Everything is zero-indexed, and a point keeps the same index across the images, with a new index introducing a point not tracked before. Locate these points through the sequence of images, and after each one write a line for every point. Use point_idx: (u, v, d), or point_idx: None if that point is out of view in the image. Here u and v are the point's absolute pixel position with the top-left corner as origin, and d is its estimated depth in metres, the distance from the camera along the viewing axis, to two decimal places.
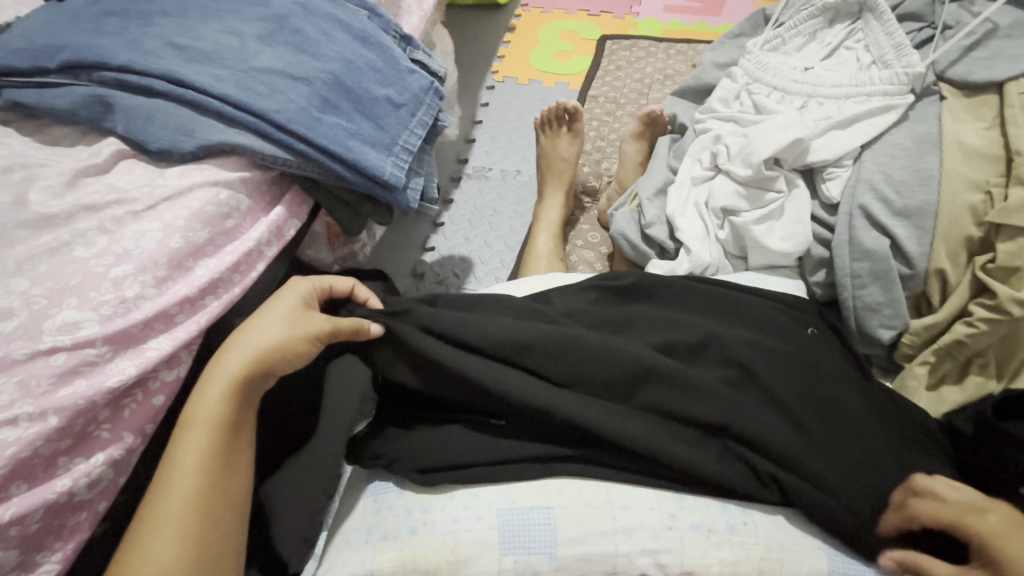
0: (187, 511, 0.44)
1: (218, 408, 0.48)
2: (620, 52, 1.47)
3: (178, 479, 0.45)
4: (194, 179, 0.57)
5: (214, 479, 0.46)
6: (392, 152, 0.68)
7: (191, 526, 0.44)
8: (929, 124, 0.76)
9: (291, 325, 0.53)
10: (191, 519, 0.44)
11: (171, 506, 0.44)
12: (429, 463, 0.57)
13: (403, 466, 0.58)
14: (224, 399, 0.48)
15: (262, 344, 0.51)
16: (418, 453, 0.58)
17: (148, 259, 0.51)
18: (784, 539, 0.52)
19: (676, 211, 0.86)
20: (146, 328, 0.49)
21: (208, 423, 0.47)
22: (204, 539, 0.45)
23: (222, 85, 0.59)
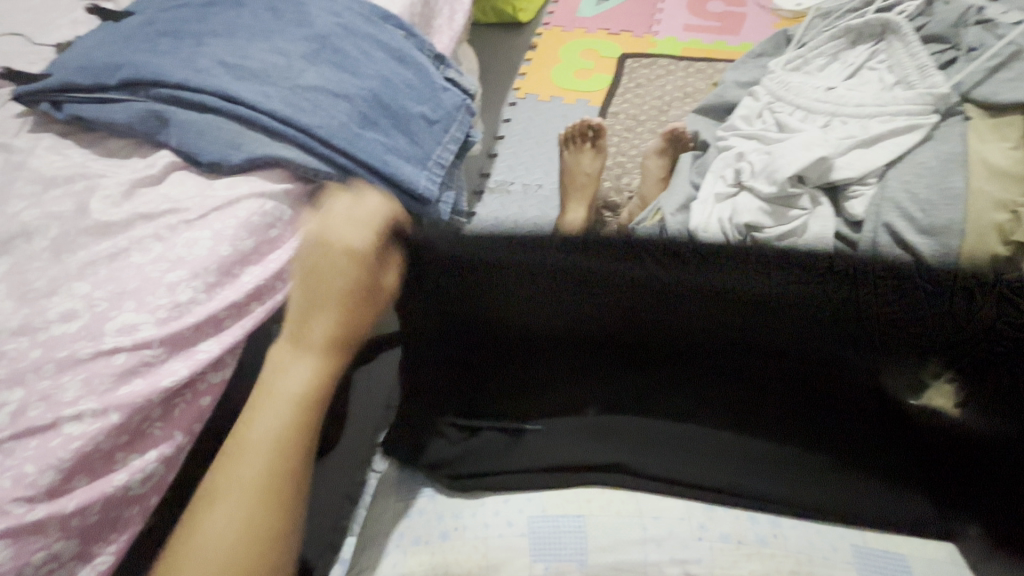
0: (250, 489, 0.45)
1: (302, 384, 0.49)
2: (640, 70, 1.50)
3: (254, 450, 0.46)
4: (241, 190, 0.60)
5: (288, 457, 0.47)
6: (426, 166, 0.71)
7: (263, 497, 0.45)
8: (954, 144, 0.77)
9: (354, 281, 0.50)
10: (262, 492, 0.45)
11: (245, 474, 0.46)
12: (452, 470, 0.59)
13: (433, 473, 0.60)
14: (309, 374, 0.49)
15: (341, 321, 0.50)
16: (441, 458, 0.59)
17: (199, 266, 0.53)
18: (816, 552, 0.51)
19: (699, 226, 0.87)
20: (198, 331, 0.51)
21: (290, 401, 0.48)
22: (275, 511, 0.45)
23: (270, 102, 0.62)
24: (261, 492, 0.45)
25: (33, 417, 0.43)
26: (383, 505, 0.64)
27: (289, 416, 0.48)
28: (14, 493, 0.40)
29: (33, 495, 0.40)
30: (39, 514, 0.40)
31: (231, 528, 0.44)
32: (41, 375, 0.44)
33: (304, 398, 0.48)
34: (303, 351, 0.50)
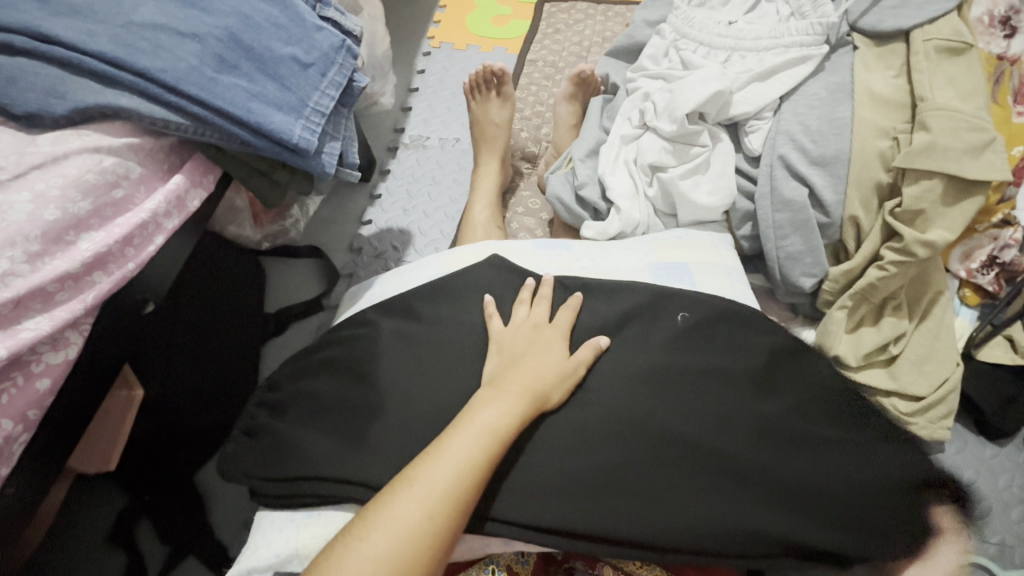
0: (450, 491, 0.49)
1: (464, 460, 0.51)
2: (558, 15, 1.44)
3: (391, 522, 0.47)
4: (71, 145, 0.53)
5: (427, 521, 0.48)
6: (302, 114, 0.65)
7: (415, 553, 0.46)
8: (843, 75, 0.78)
9: (492, 418, 0.54)
10: (411, 544, 0.46)
11: (366, 542, 0.46)
12: (275, 478, 0.60)
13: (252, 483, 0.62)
14: (468, 454, 0.51)
15: (487, 430, 0.53)
16: (251, 477, 0.62)
17: (16, 232, 0.46)
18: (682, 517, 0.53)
19: (606, 170, 0.86)
20: (19, 307, 0.45)
21: (432, 490, 0.49)
22: (402, 563, 0.46)
23: (96, 41, 0.54)
24: (441, 525, 0.48)
25: None
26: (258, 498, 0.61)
27: (433, 503, 0.48)
28: None
29: None
30: None
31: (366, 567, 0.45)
32: None
33: (449, 491, 0.49)
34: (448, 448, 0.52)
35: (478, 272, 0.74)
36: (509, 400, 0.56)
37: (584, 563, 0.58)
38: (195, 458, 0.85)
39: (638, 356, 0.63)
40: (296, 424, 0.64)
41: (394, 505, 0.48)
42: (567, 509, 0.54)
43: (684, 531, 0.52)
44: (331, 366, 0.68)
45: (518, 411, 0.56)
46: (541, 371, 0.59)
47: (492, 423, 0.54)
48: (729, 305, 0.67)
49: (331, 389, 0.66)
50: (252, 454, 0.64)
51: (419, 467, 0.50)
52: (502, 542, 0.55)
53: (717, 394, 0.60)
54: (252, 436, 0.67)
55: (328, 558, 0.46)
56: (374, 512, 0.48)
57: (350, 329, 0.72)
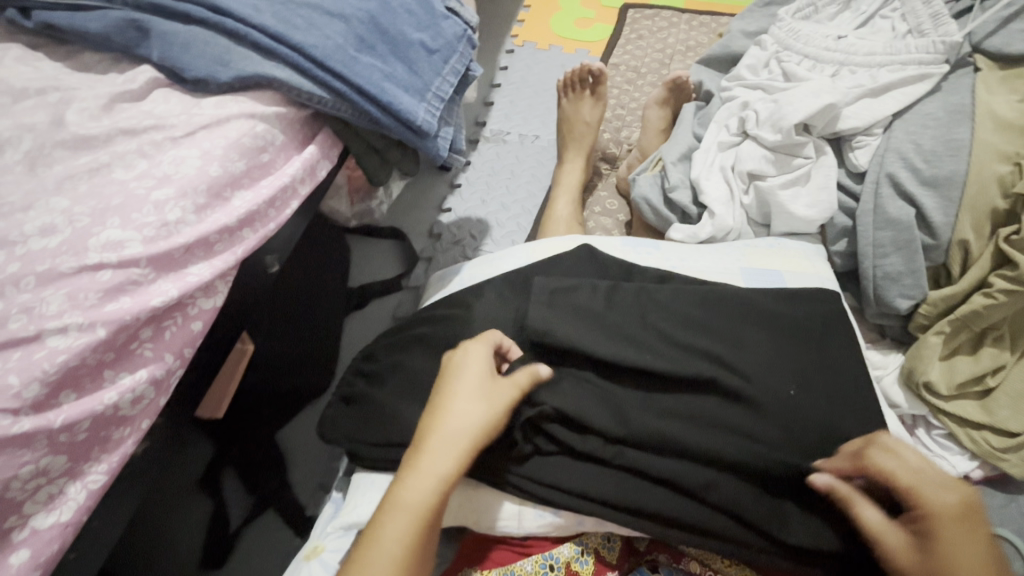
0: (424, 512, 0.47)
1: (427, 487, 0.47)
2: (642, 21, 1.45)
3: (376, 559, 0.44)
4: (231, 110, 0.57)
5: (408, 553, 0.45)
6: (425, 98, 0.68)
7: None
8: (963, 95, 0.76)
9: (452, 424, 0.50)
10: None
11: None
12: (374, 443, 0.62)
13: (351, 445, 0.64)
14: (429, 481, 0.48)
15: (457, 438, 0.49)
16: (351, 439, 0.64)
17: (188, 185, 0.50)
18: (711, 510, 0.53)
19: (701, 174, 0.86)
20: (187, 253, 0.49)
21: (410, 514, 0.46)
22: None
23: (260, 16, 0.58)
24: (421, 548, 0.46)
25: (13, 330, 0.40)
26: (357, 460, 0.64)
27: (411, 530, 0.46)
28: None
29: (18, 408, 0.38)
30: (25, 426, 0.38)
31: None
32: (20, 289, 0.42)
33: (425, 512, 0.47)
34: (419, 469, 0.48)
35: (566, 262, 0.74)
36: (493, 397, 0.52)
37: (668, 557, 0.57)
38: (278, 417, 0.89)
39: (699, 331, 0.60)
40: (395, 394, 0.65)
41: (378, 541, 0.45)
42: (624, 487, 0.54)
43: (714, 522, 0.53)
44: (426, 341, 0.68)
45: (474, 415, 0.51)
46: (487, 378, 0.53)
47: (477, 421, 0.50)
48: (830, 315, 0.65)
49: (426, 365, 0.66)
50: (351, 418, 0.67)
51: (397, 489, 0.48)
52: (580, 519, 0.56)
53: (785, 376, 0.57)
54: (350, 401, 0.69)
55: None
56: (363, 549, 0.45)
57: (444, 308, 0.72)
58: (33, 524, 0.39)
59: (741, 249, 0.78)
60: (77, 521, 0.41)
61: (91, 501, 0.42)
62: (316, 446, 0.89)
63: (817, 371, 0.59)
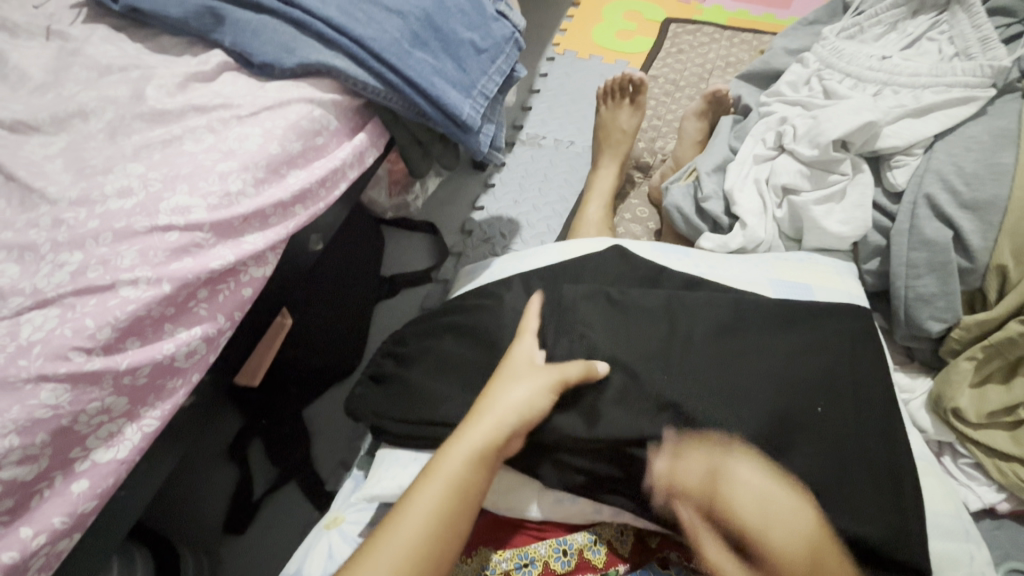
0: (460, 484, 0.50)
1: (460, 461, 0.51)
2: (683, 35, 1.46)
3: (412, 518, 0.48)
4: (292, 94, 0.60)
5: (442, 525, 0.48)
6: (471, 95, 0.70)
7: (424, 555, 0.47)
8: (1008, 121, 0.75)
9: (506, 399, 0.55)
10: (426, 550, 0.47)
11: (399, 539, 0.47)
12: (397, 421, 0.65)
13: (374, 420, 0.68)
14: (468, 460, 0.51)
15: (519, 407, 0.55)
16: (376, 415, 0.67)
17: (250, 160, 0.54)
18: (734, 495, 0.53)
19: (735, 186, 0.87)
20: (245, 223, 0.52)
21: (448, 483, 0.50)
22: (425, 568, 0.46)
23: (325, 8, 0.62)
24: (452, 514, 0.49)
25: (91, 278, 0.44)
26: (382, 434, 0.67)
27: (443, 496, 0.50)
28: (72, 342, 0.41)
29: (91, 348, 0.42)
30: (96, 365, 0.42)
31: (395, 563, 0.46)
32: (99, 242, 0.46)
33: (461, 479, 0.51)
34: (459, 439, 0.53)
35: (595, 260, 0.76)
36: (540, 380, 0.57)
37: (679, 554, 0.56)
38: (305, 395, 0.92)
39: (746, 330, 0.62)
40: (424, 374, 0.68)
41: (414, 498, 0.50)
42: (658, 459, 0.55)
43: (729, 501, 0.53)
44: (455, 329, 0.70)
45: (545, 392, 0.56)
46: (532, 365, 0.59)
47: (520, 404, 0.55)
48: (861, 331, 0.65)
49: (456, 351, 0.68)
50: (379, 394, 0.70)
51: (439, 457, 0.52)
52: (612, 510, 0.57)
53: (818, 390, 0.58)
54: (381, 378, 0.72)
55: (368, 550, 0.47)
56: (411, 503, 0.49)
57: (476, 299, 0.74)
58: (93, 457, 0.42)
59: (771, 259, 0.77)
60: (130, 460, 0.44)
61: (143, 444, 0.45)
62: (342, 424, 0.92)
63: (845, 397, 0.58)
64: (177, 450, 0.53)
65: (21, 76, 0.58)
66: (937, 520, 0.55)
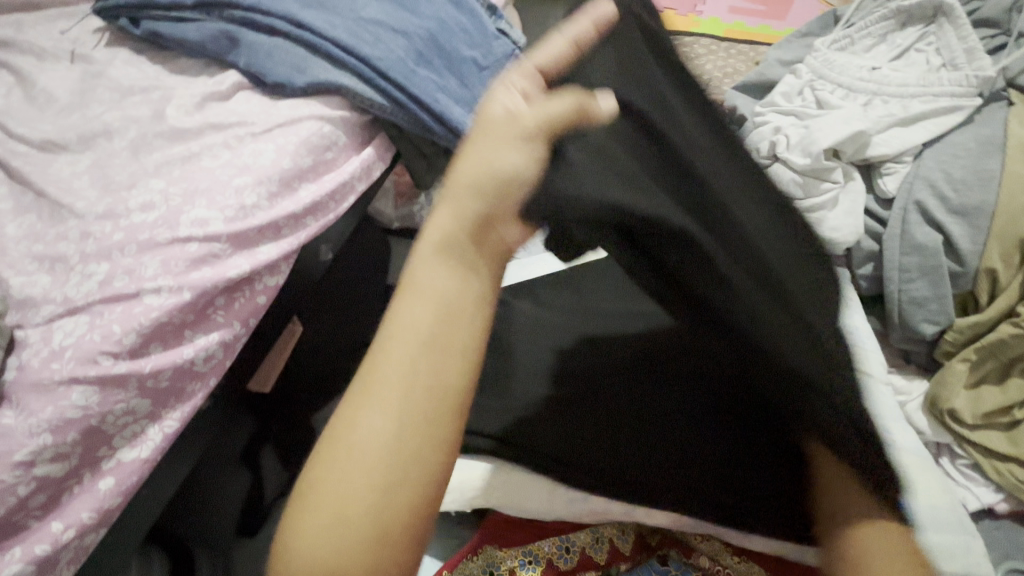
0: (437, 363, 0.28)
1: (421, 323, 0.29)
2: (681, 47, 1.50)
3: (365, 416, 0.27)
4: (303, 111, 0.63)
5: (419, 393, 0.28)
6: (473, 109, 0.74)
7: (410, 402, 0.28)
8: (994, 128, 0.77)
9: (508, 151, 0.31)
10: (400, 463, 0.27)
11: (354, 450, 0.27)
12: None
13: None
14: (448, 263, 0.30)
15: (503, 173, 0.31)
16: None
17: (264, 174, 0.57)
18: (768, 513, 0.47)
19: None
20: (260, 234, 0.55)
21: (420, 342, 0.28)
22: (403, 471, 0.27)
23: (335, 30, 0.65)
24: (435, 421, 0.28)
25: (117, 287, 0.47)
26: None
27: (410, 390, 0.28)
28: (101, 346, 0.44)
29: (118, 352, 0.45)
30: (122, 368, 0.44)
31: (357, 471, 0.26)
32: (124, 253, 0.49)
33: (438, 332, 0.29)
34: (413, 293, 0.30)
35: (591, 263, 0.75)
36: (525, 133, 0.32)
37: (679, 552, 0.57)
38: (315, 402, 0.94)
39: None
40: None
41: (355, 415, 0.27)
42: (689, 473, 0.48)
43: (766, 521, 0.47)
44: None
45: (540, 148, 0.32)
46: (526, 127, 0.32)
47: (515, 163, 0.31)
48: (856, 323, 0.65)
49: None
50: None
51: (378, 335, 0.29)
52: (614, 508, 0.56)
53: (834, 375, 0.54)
54: None
55: (311, 471, 0.27)
56: (359, 388, 0.28)
57: None
58: (119, 456, 0.45)
59: None
60: (153, 459, 0.46)
61: (164, 443, 0.47)
62: None
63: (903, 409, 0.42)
64: (194, 451, 0.56)
65: (49, 97, 0.62)
66: (934, 514, 0.56)
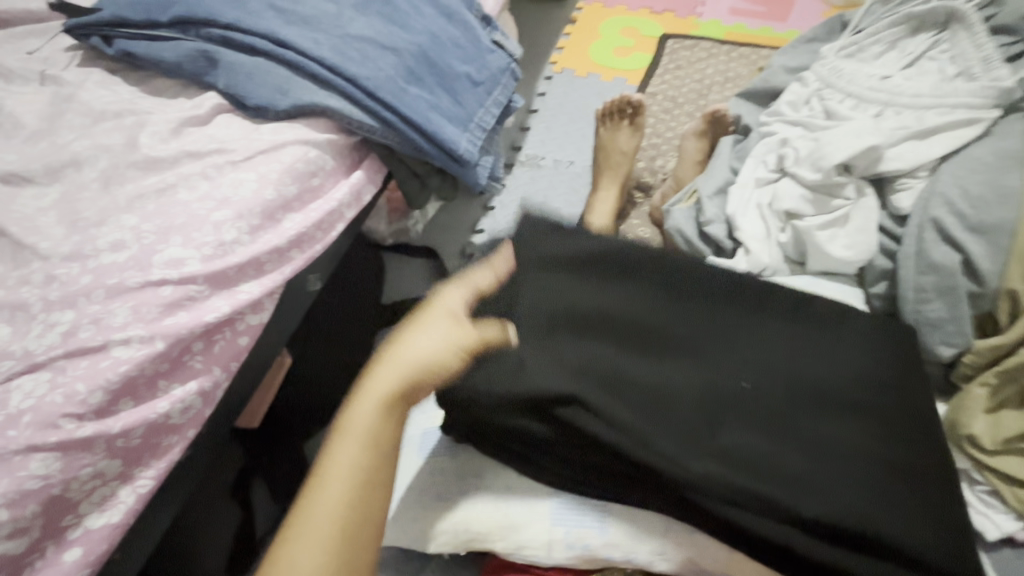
0: (353, 498, 0.42)
1: (351, 471, 0.43)
2: (681, 51, 1.46)
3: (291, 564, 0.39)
4: (286, 136, 0.60)
5: (339, 533, 0.41)
6: (467, 128, 0.70)
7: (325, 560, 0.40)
8: (1013, 141, 0.74)
9: (432, 348, 0.47)
10: None
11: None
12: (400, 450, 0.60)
13: None
14: (372, 418, 0.45)
15: (419, 364, 0.46)
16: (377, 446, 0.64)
17: (245, 207, 0.53)
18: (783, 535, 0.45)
19: (737, 211, 0.86)
20: (240, 272, 0.51)
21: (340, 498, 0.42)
22: None
23: (319, 49, 0.62)
24: (346, 551, 0.40)
25: (83, 339, 0.43)
26: None
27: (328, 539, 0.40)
28: (63, 409, 0.41)
29: (82, 413, 0.41)
30: (88, 431, 0.41)
31: None
32: (91, 300, 0.45)
33: (361, 478, 0.43)
34: (345, 439, 0.44)
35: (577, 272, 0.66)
36: (443, 332, 0.48)
37: None
38: (309, 428, 0.91)
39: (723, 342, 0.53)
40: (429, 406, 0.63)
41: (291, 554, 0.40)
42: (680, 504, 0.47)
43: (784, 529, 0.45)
44: None
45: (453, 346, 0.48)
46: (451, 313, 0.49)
47: (424, 356, 0.47)
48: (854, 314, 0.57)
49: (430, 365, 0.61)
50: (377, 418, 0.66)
51: (313, 485, 0.43)
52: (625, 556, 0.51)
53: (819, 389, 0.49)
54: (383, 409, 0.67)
55: None
56: (290, 532, 0.41)
57: None
58: (86, 524, 0.41)
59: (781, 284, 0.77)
60: (125, 524, 0.43)
61: (138, 505, 0.44)
62: None
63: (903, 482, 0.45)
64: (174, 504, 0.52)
65: (15, 124, 0.58)
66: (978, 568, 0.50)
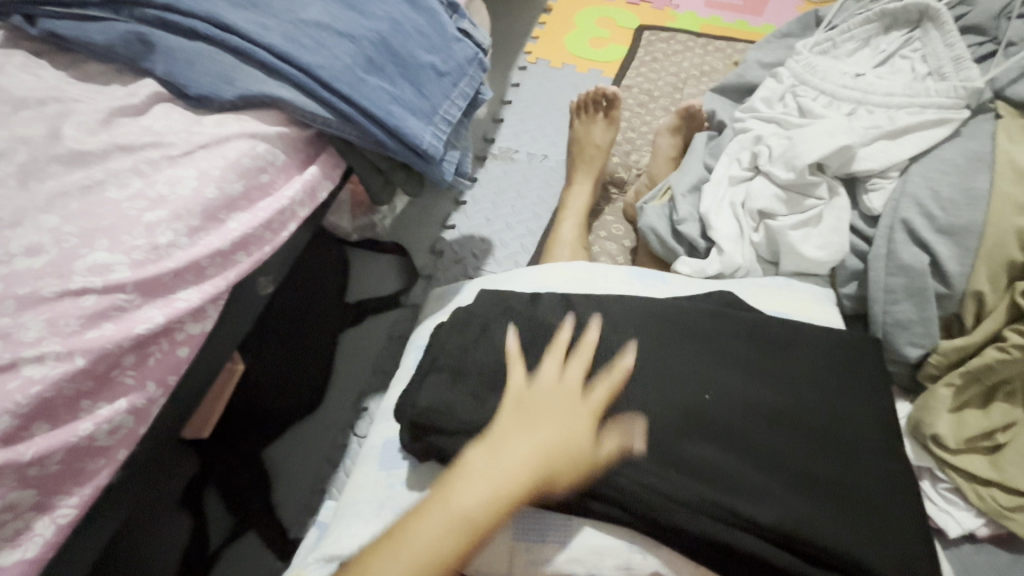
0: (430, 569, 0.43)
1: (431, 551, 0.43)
2: (657, 43, 1.43)
3: None
4: (232, 129, 0.55)
5: None
6: (432, 121, 0.66)
7: None
8: (982, 142, 0.74)
9: (529, 441, 0.47)
10: None
11: None
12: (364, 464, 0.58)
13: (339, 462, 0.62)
14: (479, 507, 0.44)
15: (521, 461, 0.46)
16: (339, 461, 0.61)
17: (182, 207, 0.49)
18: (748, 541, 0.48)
19: (710, 209, 0.84)
20: (177, 278, 0.47)
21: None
22: None
23: (268, 35, 0.57)
24: None
25: None
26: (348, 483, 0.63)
27: None
28: None
29: None
30: None
31: None
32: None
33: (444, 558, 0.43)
34: (440, 513, 0.44)
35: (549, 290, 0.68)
36: (569, 418, 0.49)
37: None
38: (268, 434, 0.87)
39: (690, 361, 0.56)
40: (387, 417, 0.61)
41: None
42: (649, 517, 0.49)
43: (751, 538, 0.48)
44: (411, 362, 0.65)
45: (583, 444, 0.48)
46: (568, 403, 0.50)
47: (539, 446, 0.47)
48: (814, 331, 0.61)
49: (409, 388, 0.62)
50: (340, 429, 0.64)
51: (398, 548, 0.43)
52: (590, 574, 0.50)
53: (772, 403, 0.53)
54: None
55: None
56: None
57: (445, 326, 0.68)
58: None
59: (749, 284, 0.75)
60: (42, 558, 0.39)
61: (58, 538, 0.40)
62: (312, 454, 0.87)
63: (851, 496, 0.49)
64: (106, 528, 0.48)
65: None
66: None
